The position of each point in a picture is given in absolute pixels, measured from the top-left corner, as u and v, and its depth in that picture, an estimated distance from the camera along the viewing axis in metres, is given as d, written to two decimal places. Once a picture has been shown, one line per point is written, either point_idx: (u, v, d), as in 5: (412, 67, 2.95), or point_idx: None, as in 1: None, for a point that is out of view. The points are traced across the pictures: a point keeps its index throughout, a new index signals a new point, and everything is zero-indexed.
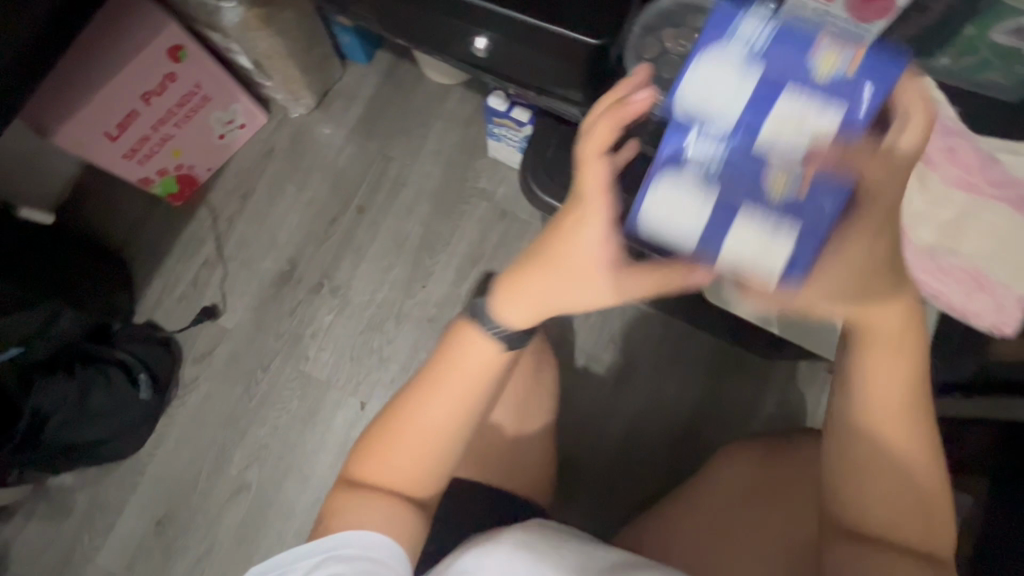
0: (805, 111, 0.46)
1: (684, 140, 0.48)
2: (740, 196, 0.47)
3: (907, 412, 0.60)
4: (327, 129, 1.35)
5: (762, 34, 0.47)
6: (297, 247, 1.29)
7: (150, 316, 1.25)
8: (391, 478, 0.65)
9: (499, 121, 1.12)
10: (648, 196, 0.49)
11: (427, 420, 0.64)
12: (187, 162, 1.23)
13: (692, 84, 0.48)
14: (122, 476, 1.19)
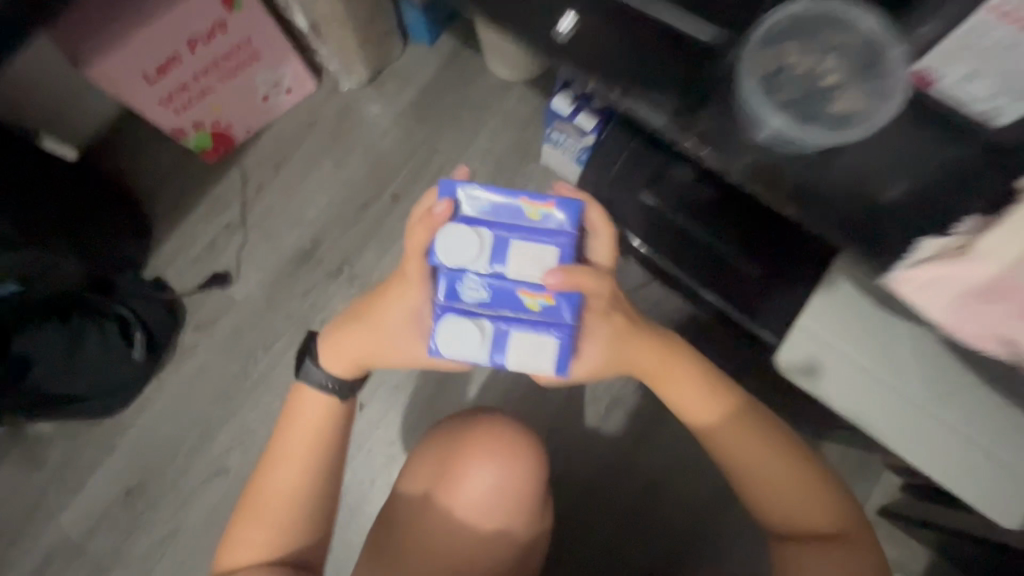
0: (532, 250, 0.55)
1: (456, 287, 0.55)
2: (504, 326, 0.55)
3: (742, 425, 0.61)
4: (376, 108, 1.27)
5: (482, 203, 0.57)
6: (323, 227, 1.21)
7: (160, 272, 1.18)
8: (259, 555, 0.65)
9: (561, 126, 1.02)
10: (439, 332, 0.54)
11: (284, 479, 0.65)
12: (224, 119, 1.17)
13: (445, 245, 0.54)
14: (99, 437, 1.11)
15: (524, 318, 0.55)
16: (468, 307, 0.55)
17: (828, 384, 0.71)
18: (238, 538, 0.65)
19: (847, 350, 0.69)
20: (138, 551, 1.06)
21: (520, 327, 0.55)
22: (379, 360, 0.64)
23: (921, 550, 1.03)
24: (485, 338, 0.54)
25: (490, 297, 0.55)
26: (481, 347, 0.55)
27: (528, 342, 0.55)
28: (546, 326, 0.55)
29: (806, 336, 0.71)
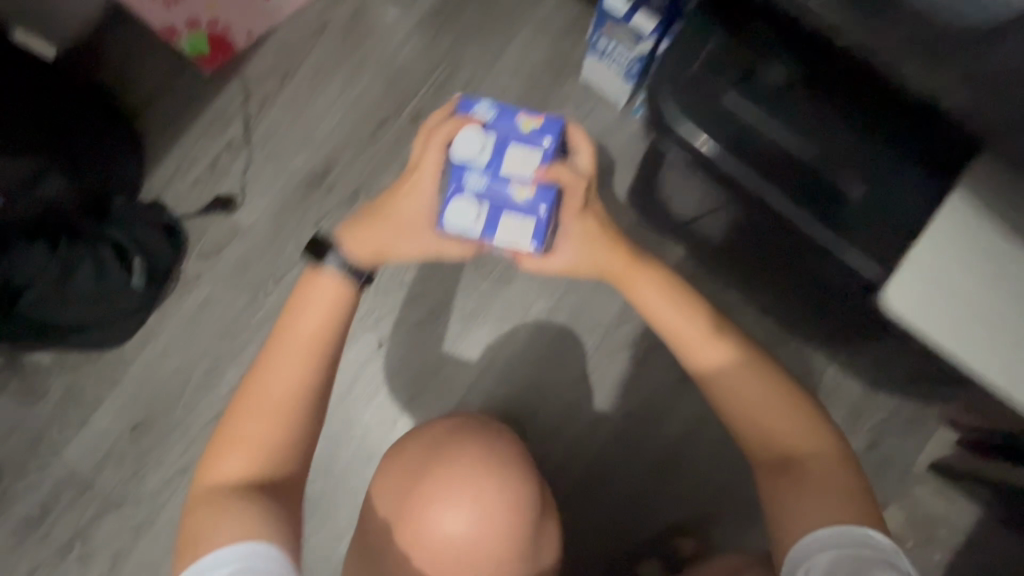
0: (527, 154, 0.63)
1: (461, 176, 0.63)
2: (496, 210, 0.63)
3: (744, 367, 0.64)
4: (393, 13, 1.12)
5: (488, 112, 0.64)
6: (335, 148, 1.09)
7: (158, 195, 1.08)
8: (242, 468, 0.58)
9: (611, 31, 0.90)
10: (445, 211, 0.63)
11: (277, 376, 0.60)
12: (221, 17, 1.05)
13: (456, 139, 0.62)
14: (102, 371, 1.04)
15: (513, 205, 0.63)
16: (469, 193, 0.63)
17: (956, 329, 0.54)
18: (222, 451, 0.59)
19: (972, 285, 0.54)
20: (150, 487, 1.01)
21: (512, 213, 0.62)
22: (397, 249, 0.66)
23: (975, 508, 0.97)
24: (477, 219, 0.62)
25: (486, 187, 0.63)
26: (474, 226, 0.62)
27: (516, 227, 0.62)
28: (533, 215, 0.62)
29: (927, 267, 0.55)
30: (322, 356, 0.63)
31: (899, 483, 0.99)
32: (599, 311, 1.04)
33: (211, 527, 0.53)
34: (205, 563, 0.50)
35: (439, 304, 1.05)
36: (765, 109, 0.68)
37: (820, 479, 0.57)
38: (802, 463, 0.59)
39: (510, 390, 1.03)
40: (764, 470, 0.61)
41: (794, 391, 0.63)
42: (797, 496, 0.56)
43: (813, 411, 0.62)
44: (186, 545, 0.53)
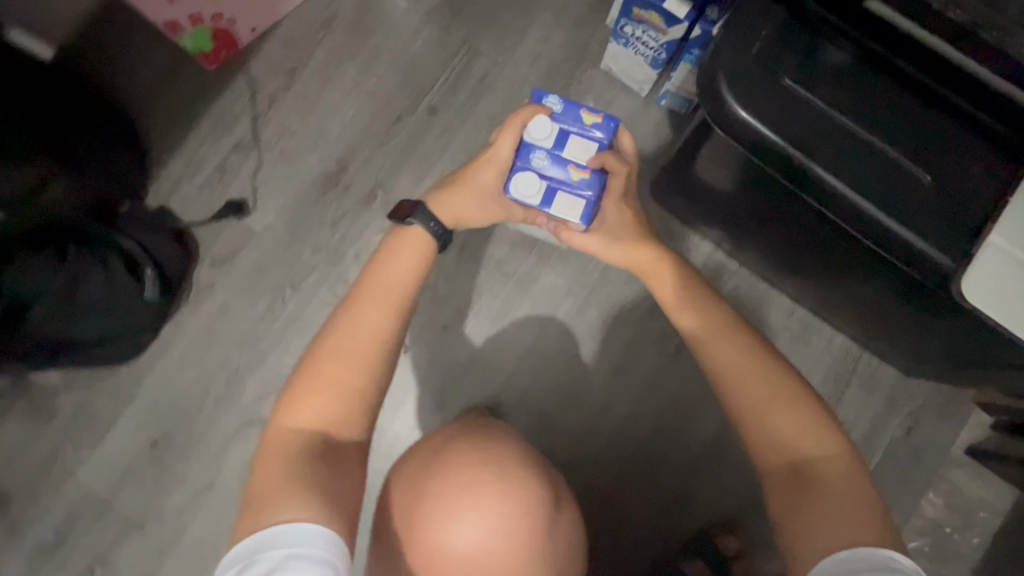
0: (585, 145, 0.75)
1: (529, 153, 0.74)
2: (553, 189, 0.74)
3: (761, 371, 0.63)
4: (403, 3, 1.08)
5: (556, 104, 0.75)
6: (349, 146, 1.05)
7: (165, 200, 1.02)
8: (318, 419, 0.58)
9: (640, 14, 0.85)
10: (513, 180, 0.74)
11: (361, 328, 0.62)
12: (227, 13, 0.98)
13: (530, 123, 0.73)
14: (114, 387, 0.99)
15: (568, 187, 0.74)
16: (533, 171, 0.74)
17: None
18: (296, 399, 0.59)
19: None
20: (172, 505, 0.97)
21: (566, 193, 0.74)
22: (475, 215, 0.75)
23: (1011, 490, 0.97)
24: (538, 194, 0.74)
25: (548, 168, 0.74)
26: (535, 200, 0.74)
27: (567, 206, 0.75)
28: (582, 197, 0.75)
29: (1000, 258, 0.52)
30: (399, 316, 0.65)
31: (936, 466, 0.98)
32: (629, 306, 1.02)
33: (281, 487, 0.52)
34: (260, 542, 0.49)
35: (464, 303, 1.02)
36: (821, 85, 0.58)
37: (833, 494, 0.55)
38: (816, 474, 0.57)
39: (541, 389, 1.01)
40: (774, 481, 0.59)
41: (806, 401, 0.61)
42: (811, 513, 0.54)
43: (824, 421, 0.60)
44: (251, 502, 0.52)
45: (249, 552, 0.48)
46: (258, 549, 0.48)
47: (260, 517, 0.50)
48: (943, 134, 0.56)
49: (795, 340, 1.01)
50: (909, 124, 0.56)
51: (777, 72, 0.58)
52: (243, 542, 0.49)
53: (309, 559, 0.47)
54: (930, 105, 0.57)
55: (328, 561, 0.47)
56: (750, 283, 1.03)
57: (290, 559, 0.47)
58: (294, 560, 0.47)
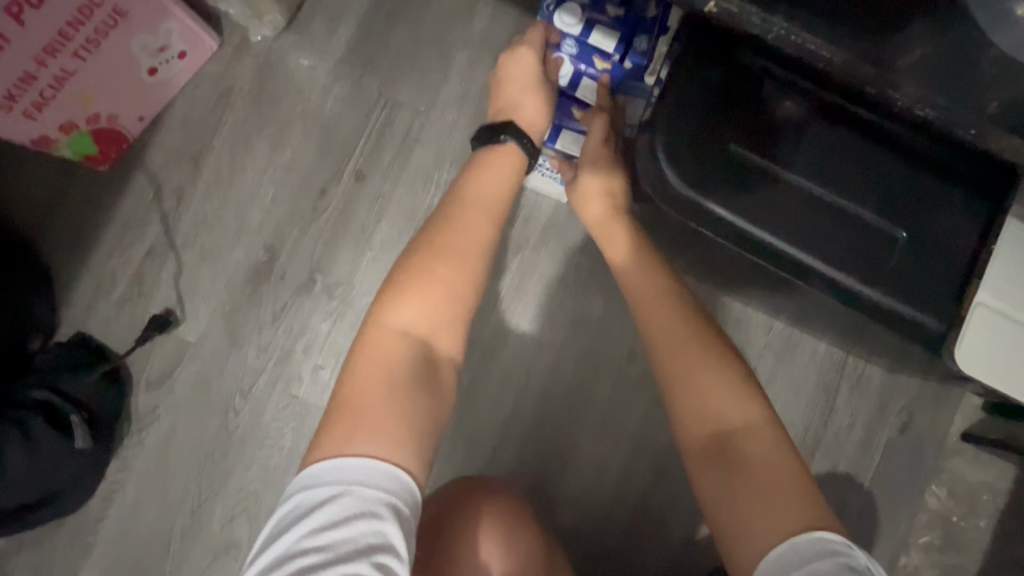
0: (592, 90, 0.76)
1: None
2: (560, 126, 0.79)
3: (693, 338, 0.60)
4: (305, 62, 0.96)
5: (572, 46, 0.73)
6: (275, 231, 0.95)
7: (82, 326, 0.93)
8: (420, 324, 0.56)
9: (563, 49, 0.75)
10: None
11: (469, 243, 0.60)
12: (104, 110, 0.86)
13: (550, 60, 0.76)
14: (67, 540, 0.90)
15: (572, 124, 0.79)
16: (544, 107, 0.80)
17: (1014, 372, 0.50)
18: (395, 302, 0.55)
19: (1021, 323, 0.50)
20: None
21: (570, 131, 0.80)
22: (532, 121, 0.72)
23: (1013, 468, 0.96)
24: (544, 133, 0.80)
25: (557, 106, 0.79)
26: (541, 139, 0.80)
27: (570, 142, 0.80)
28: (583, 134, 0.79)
29: (986, 314, 0.49)
30: (494, 232, 0.63)
31: (936, 458, 0.96)
32: (606, 347, 0.96)
33: (377, 411, 0.49)
34: (349, 472, 0.46)
35: None
36: (776, 147, 0.51)
37: (756, 467, 0.52)
38: (741, 447, 0.54)
39: (530, 451, 0.95)
40: (698, 455, 0.56)
41: (738, 369, 0.58)
42: (734, 487, 0.53)
43: (752, 390, 0.57)
44: (338, 415, 0.50)
45: (335, 485, 0.46)
46: (347, 481, 0.46)
47: (350, 434, 0.48)
48: (916, 184, 0.51)
49: (781, 355, 0.97)
50: (878, 178, 0.51)
51: (725, 138, 0.51)
52: (327, 467, 0.47)
53: (393, 514, 0.46)
54: (897, 156, 0.51)
55: (406, 520, 0.46)
56: (726, 303, 0.97)
57: (379, 504, 0.45)
58: (383, 509, 0.45)
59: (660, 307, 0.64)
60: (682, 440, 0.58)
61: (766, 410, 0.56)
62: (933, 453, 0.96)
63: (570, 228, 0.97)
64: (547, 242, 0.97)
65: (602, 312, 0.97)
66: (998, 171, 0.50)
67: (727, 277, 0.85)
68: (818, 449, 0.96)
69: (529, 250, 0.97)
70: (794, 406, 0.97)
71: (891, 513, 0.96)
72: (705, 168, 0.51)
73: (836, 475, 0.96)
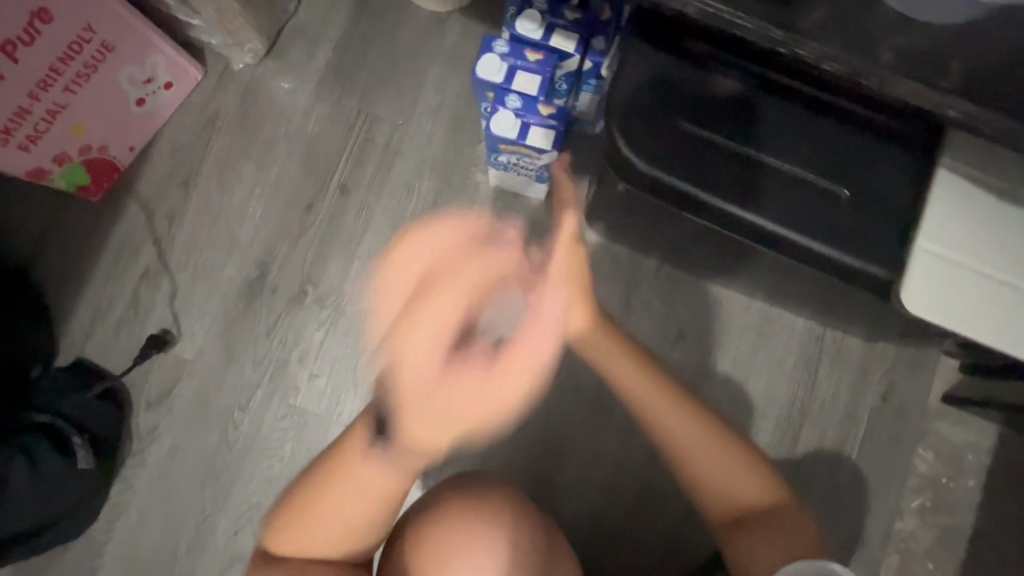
0: (545, 80, 0.75)
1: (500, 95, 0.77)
2: (526, 124, 0.78)
3: (688, 415, 0.70)
4: (285, 84, 1.01)
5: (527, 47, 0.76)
6: (265, 247, 0.98)
7: (81, 352, 0.95)
8: (328, 549, 0.70)
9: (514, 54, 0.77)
10: (495, 115, 0.79)
11: (341, 513, 0.69)
12: (95, 141, 0.90)
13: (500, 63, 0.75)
14: (73, 564, 0.91)
15: (541, 119, 0.78)
16: (508, 111, 0.78)
17: (992, 317, 0.51)
18: (281, 537, 0.70)
19: (987, 268, 0.51)
20: None
21: (539, 126, 0.78)
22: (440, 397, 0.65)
23: (994, 426, 0.99)
24: (512, 130, 0.79)
25: (522, 103, 0.77)
26: (511, 137, 0.79)
27: (540, 138, 0.80)
28: (552, 129, 0.78)
29: (935, 261, 0.52)
30: (387, 502, 0.71)
31: (920, 422, 0.99)
32: None
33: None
34: None
35: None
36: (725, 122, 0.55)
37: (774, 525, 0.65)
38: (754, 514, 0.67)
39: (526, 447, 0.97)
40: (720, 523, 0.69)
41: (739, 445, 0.69)
42: (752, 543, 0.65)
43: (752, 458, 0.69)
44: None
45: None
46: None
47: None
48: (853, 145, 0.55)
49: (761, 335, 1.00)
50: (819, 144, 0.55)
51: (677, 119, 0.56)
52: None
53: None
54: (835, 121, 0.55)
55: None
56: (705, 288, 1.00)
57: None
58: None
59: (649, 394, 0.72)
60: (706, 514, 0.70)
61: (765, 472, 0.68)
62: (917, 418, 0.99)
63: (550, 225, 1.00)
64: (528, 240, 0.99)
65: None
66: (926, 130, 0.54)
67: (699, 260, 0.89)
68: (805, 424, 0.99)
69: None
70: (778, 382, 1.00)
71: (881, 480, 0.98)
72: (659, 145, 0.56)
73: (824, 446, 0.99)
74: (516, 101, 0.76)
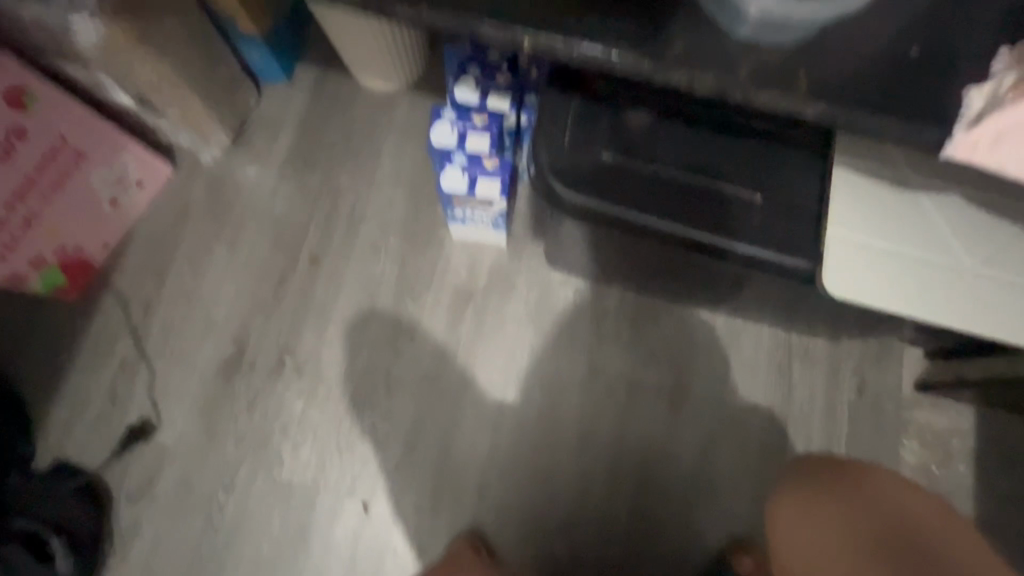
0: (485, 135, 0.82)
1: (447, 154, 0.83)
2: (474, 177, 0.85)
3: None
4: (252, 170, 1.07)
5: (468, 109, 0.82)
6: (240, 324, 1.01)
7: (60, 451, 0.95)
8: None
9: (455, 116, 0.83)
10: (444, 173, 0.84)
11: None
12: (69, 243, 0.95)
13: (444, 127, 0.82)
14: None
15: (486, 173, 0.84)
16: (455, 168, 0.84)
17: (903, 288, 0.56)
18: None
19: (895, 245, 0.56)
20: None
21: (485, 178, 0.85)
22: None
23: (971, 408, 1.01)
24: (461, 185, 0.85)
25: (466, 160, 0.83)
26: (460, 190, 0.85)
27: (488, 189, 0.85)
28: (497, 179, 0.85)
29: (845, 244, 0.57)
30: None
31: (900, 414, 1.01)
32: (567, 374, 1.00)
33: None
34: None
35: (409, 439, 0.97)
36: (640, 152, 0.64)
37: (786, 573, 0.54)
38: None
39: (517, 490, 0.96)
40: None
41: None
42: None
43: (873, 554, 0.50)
44: None
45: None
46: None
47: None
48: (756, 154, 0.63)
49: (733, 347, 1.02)
50: (726, 153, 0.63)
51: (598, 155, 0.64)
52: None
53: None
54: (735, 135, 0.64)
55: None
56: (671, 309, 1.03)
57: None
58: None
59: None
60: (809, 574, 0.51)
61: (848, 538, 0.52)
62: (896, 409, 1.01)
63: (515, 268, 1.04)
64: (494, 286, 1.03)
65: (559, 337, 1.02)
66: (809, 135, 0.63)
67: (653, 282, 0.94)
68: (789, 429, 1.00)
69: (480, 295, 1.03)
70: (756, 393, 1.01)
71: None
72: (585, 173, 0.63)
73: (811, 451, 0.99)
74: (463, 159, 0.83)
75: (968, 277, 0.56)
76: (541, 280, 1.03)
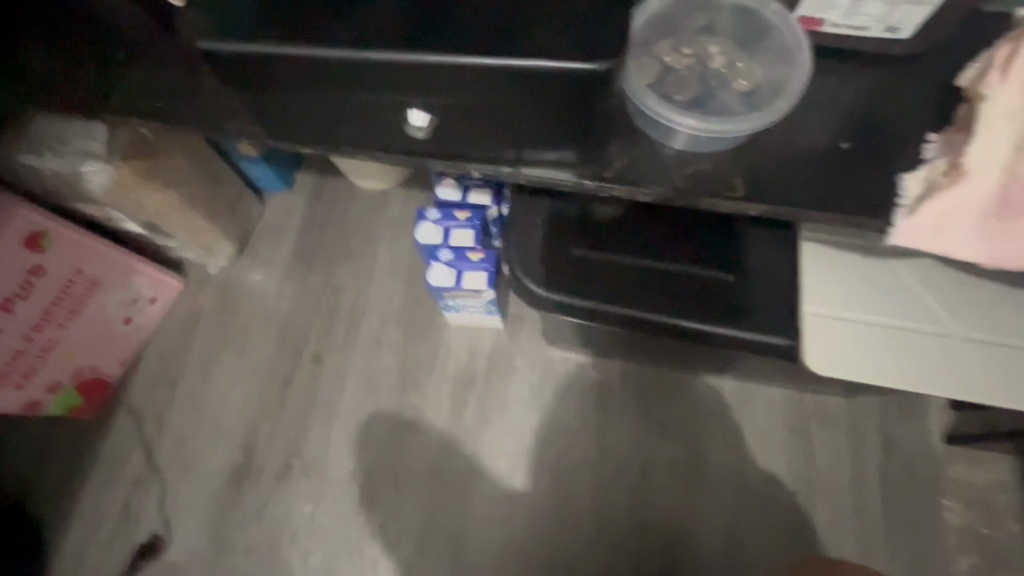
0: (469, 230, 0.84)
1: (433, 250, 0.86)
2: (461, 271, 0.87)
3: None
4: (257, 276, 1.12)
5: (452, 208, 0.85)
6: (248, 429, 1.02)
7: (74, 574, 0.95)
8: None
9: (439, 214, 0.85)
10: (432, 269, 0.87)
11: None
12: (85, 365, 1.00)
13: (429, 225, 0.85)
14: None
15: (472, 265, 0.86)
16: (442, 263, 0.86)
17: (887, 362, 0.54)
18: None
19: (873, 316, 0.56)
20: None
21: (471, 271, 0.87)
22: None
23: (1010, 459, 0.95)
24: (449, 279, 0.87)
25: (452, 255, 0.86)
26: (448, 285, 0.87)
27: (475, 281, 0.87)
28: (483, 270, 0.86)
29: (824, 322, 0.56)
30: None
31: (935, 471, 0.95)
32: (576, 455, 0.98)
33: None
34: None
35: (419, 538, 0.94)
36: (611, 247, 0.67)
37: None
38: None
39: None
40: None
41: None
42: None
43: None
44: None
45: None
46: None
47: None
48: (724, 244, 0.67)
49: (746, 412, 0.99)
50: (694, 245, 0.67)
51: (572, 249, 0.68)
52: None
53: None
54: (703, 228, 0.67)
55: None
56: (676, 377, 1.01)
57: None
58: None
59: None
60: None
61: None
62: (930, 466, 0.95)
63: (515, 348, 1.04)
64: (494, 370, 1.03)
65: (564, 417, 1.00)
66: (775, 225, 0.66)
67: (652, 353, 0.93)
68: (815, 497, 0.94)
69: (481, 380, 1.03)
70: (776, 460, 0.96)
71: (919, 544, 0.91)
72: (557, 271, 0.68)
73: (844, 520, 0.93)
74: (449, 254, 0.85)
75: (956, 342, 0.55)
76: (541, 359, 1.03)
